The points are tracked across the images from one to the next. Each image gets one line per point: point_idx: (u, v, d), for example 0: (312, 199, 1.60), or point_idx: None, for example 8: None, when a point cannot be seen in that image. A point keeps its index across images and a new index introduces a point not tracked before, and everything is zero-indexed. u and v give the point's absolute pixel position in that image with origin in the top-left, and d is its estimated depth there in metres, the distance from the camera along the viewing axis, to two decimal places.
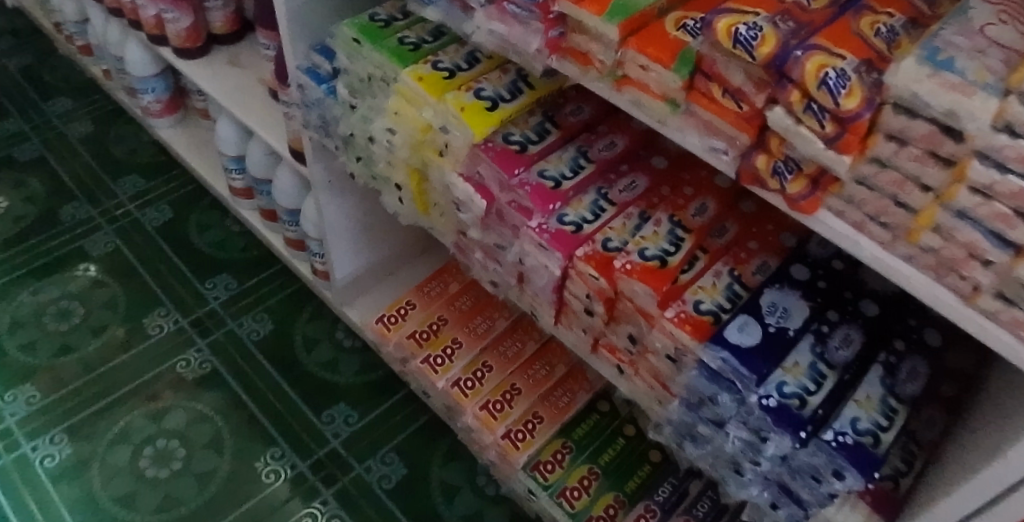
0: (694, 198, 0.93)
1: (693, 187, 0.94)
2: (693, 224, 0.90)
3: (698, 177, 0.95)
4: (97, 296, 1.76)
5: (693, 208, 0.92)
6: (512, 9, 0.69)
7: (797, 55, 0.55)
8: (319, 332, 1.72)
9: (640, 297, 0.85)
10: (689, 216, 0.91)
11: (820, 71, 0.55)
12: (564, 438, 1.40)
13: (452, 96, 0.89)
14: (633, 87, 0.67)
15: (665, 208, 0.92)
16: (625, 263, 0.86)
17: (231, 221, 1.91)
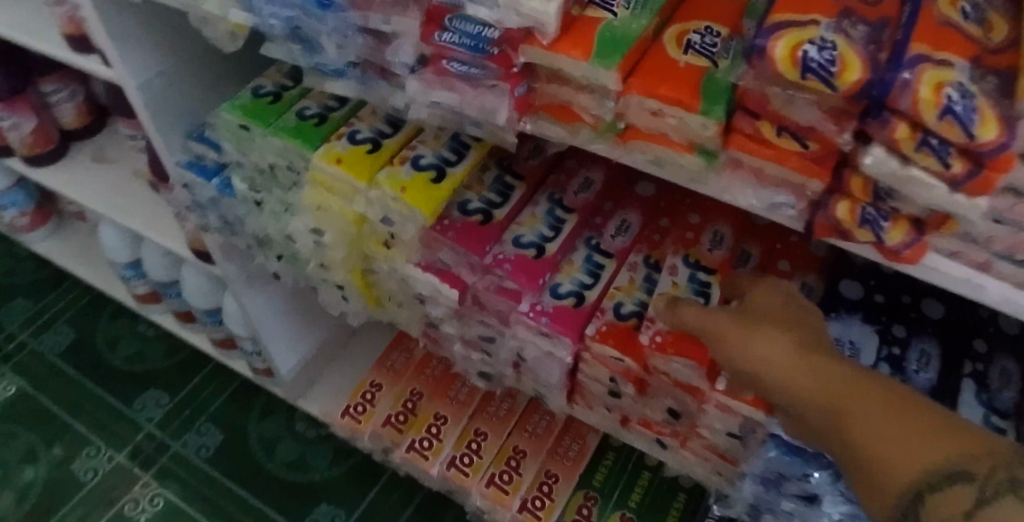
0: (704, 226, 0.75)
1: (699, 214, 0.76)
2: (713, 260, 0.73)
3: (701, 199, 0.77)
4: (9, 451, 1.47)
5: (708, 241, 0.74)
6: (456, 68, 0.49)
7: (905, 78, 0.39)
8: (276, 430, 1.47)
9: (680, 373, 0.67)
10: (705, 250, 0.73)
11: (939, 93, 0.39)
12: (584, 489, 1.23)
13: (385, 175, 0.68)
14: (645, 140, 0.49)
15: (674, 248, 0.74)
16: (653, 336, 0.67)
17: (143, 325, 1.63)
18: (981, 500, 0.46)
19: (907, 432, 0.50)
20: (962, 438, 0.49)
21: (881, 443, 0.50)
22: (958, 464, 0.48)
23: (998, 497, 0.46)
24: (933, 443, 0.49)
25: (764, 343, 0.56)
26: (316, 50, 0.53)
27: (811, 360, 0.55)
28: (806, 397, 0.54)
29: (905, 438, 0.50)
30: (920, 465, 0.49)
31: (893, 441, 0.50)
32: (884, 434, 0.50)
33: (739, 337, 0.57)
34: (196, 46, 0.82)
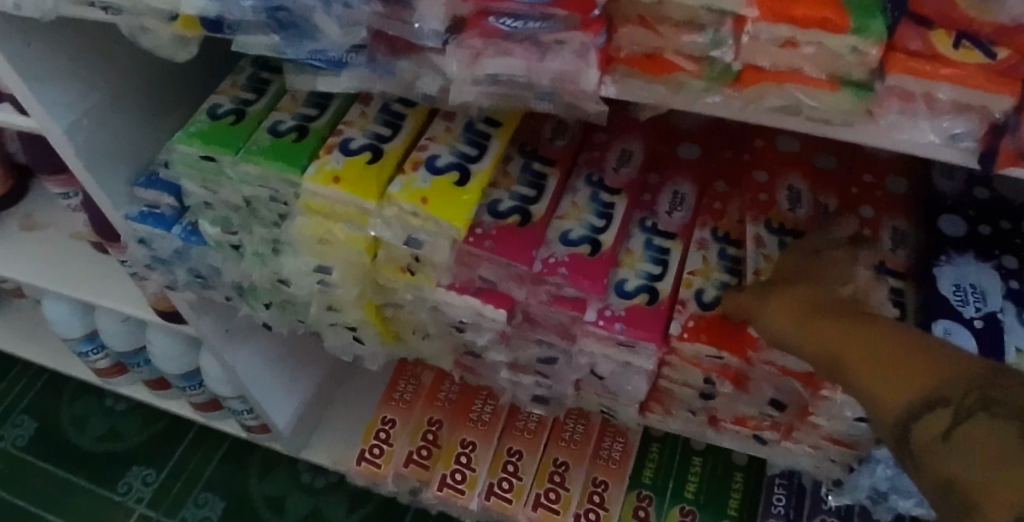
0: (776, 184, 0.64)
1: (764, 170, 0.66)
2: (798, 221, 0.62)
3: (758, 153, 0.67)
4: None
5: (785, 201, 0.63)
6: (507, 25, 0.36)
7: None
8: (281, 486, 1.33)
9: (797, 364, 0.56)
10: (787, 212, 0.62)
11: None
12: (637, 489, 1.08)
13: (398, 187, 0.55)
14: (775, 84, 0.37)
15: (750, 214, 0.62)
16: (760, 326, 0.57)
17: (111, 398, 1.45)
18: (957, 424, 0.41)
19: (881, 363, 0.44)
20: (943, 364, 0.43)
21: (861, 371, 0.45)
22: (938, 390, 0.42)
23: (974, 418, 0.41)
24: (910, 368, 0.43)
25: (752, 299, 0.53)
26: (306, 33, 0.40)
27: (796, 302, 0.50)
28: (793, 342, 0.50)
29: (878, 368, 0.44)
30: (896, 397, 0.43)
31: (866, 370, 0.45)
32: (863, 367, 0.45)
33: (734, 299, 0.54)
34: (127, 71, 0.67)
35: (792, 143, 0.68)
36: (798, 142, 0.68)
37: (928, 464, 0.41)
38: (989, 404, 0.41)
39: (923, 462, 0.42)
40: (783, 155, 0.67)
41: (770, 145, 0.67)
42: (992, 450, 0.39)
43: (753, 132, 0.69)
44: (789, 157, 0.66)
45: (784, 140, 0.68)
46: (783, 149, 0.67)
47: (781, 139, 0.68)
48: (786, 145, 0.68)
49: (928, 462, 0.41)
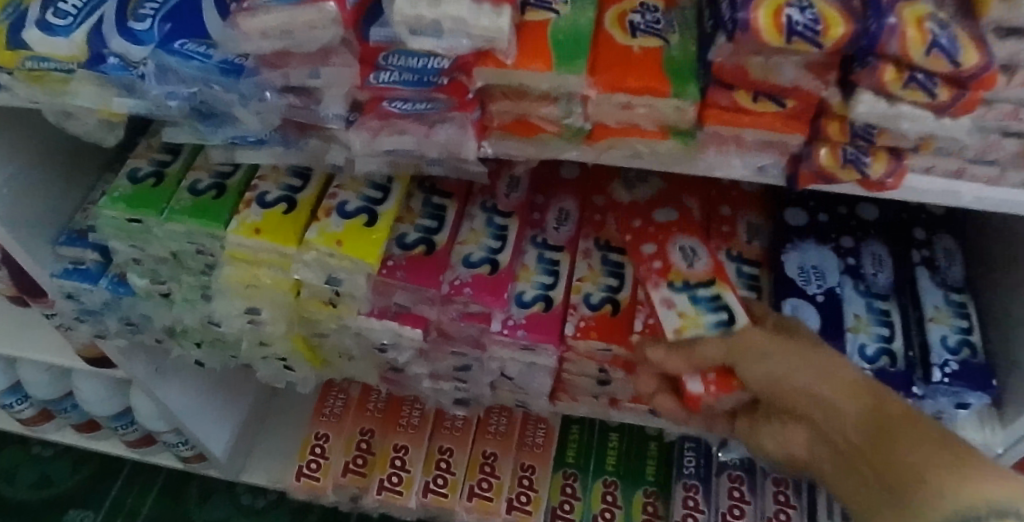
0: (666, 249, 0.67)
1: (653, 240, 0.68)
2: (698, 275, 0.65)
3: (637, 227, 0.70)
4: None
5: (679, 261, 0.66)
6: (398, 108, 0.44)
7: (891, 23, 0.39)
8: (223, 511, 1.36)
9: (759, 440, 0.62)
10: (686, 269, 0.65)
11: (924, 30, 0.39)
12: (562, 469, 1.19)
13: (314, 233, 0.61)
14: (619, 138, 0.46)
15: (652, 280, 0.65)
16: (702, 378, 0.60)
17: (37, 446, 1.44)
18: None
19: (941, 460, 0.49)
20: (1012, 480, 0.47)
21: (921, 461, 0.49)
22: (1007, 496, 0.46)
23: None
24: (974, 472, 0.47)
25: (813, 356, 0.58)
26: (226, 121, 0.47)
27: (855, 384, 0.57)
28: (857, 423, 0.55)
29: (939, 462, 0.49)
30: (966, 489, 0.46)
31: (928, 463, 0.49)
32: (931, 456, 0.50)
33: (774, 345, 0.59)
34: (41, 141, 0.71)
35: (668, 210, 0.70)
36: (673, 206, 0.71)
37: None
38: None
39: None
40: (665, 223, 0.69)
41: (650, 216, 0.70)
42: None
43: (629, 208, 0.72)
44: (671, 223, 0.69)
45: (659, 207, 0.71)
46: (661, 216, 0.70)
47: (655, 209, 0.71)
48: (663, 211, 0.70)
49: None
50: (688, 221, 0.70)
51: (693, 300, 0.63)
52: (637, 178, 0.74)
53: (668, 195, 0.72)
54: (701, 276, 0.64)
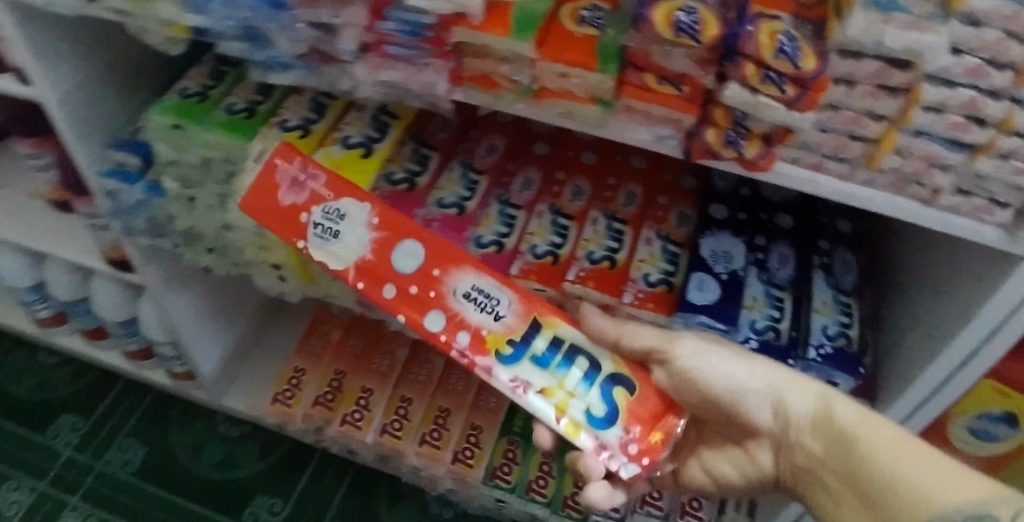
0: (454, 306, 0.69)
1: (436, 307, 0.69)
2: (507, 327, 0.67)
3: (406, 297, 0.69)
4: None
5: (477, 315, 0.68)
6: (395, 52, 0.60)
7: (747, 30, 0.56)
8: (200, 435, 1.49)
9: (717, 464, 0.75)
10: (499, 325, 0.67)
11: (773, 40, 0.55)
12: (508, 435, 1.28)
13: (321, 156, 0.76)
14: (557, 98, 0.63)
15: (481, 365, 0.67)
16: (629, 457, 0.65)
17: (44, 354, 1.59)
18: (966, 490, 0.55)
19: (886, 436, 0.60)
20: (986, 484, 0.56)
21: (872, 441, 0.60)
22: (982, 504, 0.54)
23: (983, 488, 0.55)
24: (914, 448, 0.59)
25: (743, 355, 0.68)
26: (267, 44, 0.62)
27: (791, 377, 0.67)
28: (816, 439, 0.65)
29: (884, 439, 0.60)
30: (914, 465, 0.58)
31: (875, 445, 0.60)
32: (902, 467, 0.58)
33: (699, 348, 0.68)
34: (115, 63, 0.87)
35: (414, 246, 0.70)
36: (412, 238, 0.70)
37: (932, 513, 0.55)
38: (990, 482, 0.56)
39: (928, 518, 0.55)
40: (424, 269, 0.69)
41: (403, 275, 0.69)
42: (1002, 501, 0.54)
43: (379, 263, 0.70)
44: (433, 270, 0.69)
45: (402, 253, 0.70)
46: (414, 268, 0.70)
47: (399, 253, 0.70)
48: (409, 249, 0.70)
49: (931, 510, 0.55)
50: (435, 242, 0.70)
51: (541, 368, 0.66)
52: (337, 210, 0.71)
53: (393, 225, 0.70)
54: (512, 331, 0.67)
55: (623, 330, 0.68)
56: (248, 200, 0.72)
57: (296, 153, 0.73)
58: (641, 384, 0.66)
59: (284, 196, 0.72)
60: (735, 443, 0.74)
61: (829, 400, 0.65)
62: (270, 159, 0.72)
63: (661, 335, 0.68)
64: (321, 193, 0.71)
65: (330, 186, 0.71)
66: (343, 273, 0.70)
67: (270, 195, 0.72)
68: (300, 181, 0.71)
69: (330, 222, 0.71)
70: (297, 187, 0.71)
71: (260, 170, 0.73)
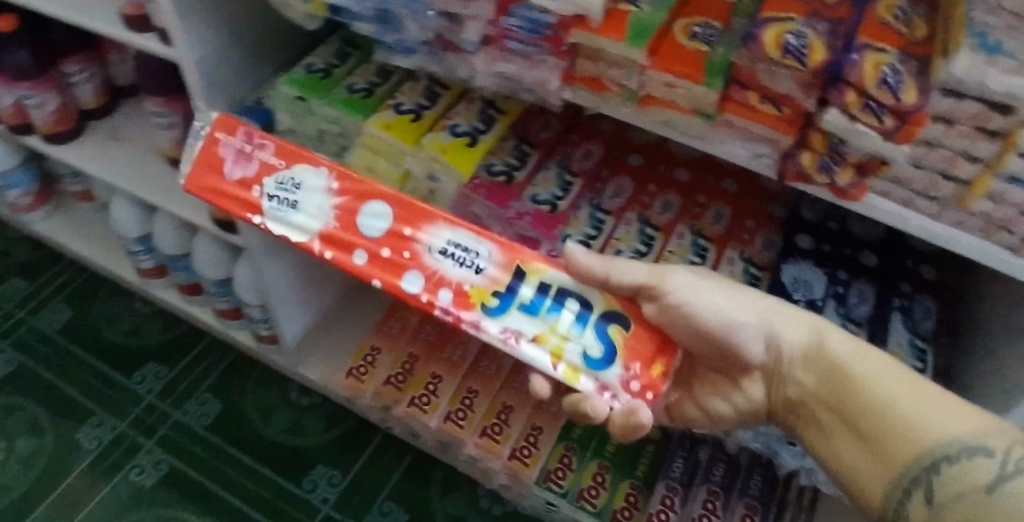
0: (426, 263, 0.72)
1: (413, 267, 0.72)
2: (493, 281, 0.70)
3: (380, 260, 0.73)
4: (13, 425, 1.47)
5: (456, 269, 0.71)
6: (515, 46, 0.64)
7: (854, 59, 0.57)
8: (272, 400, 1.52)
9: (709, 398, 0.80)
10: (479, 279, 0.70)
11: (878, 70, 0.57)
12: (565, 442, 1.28)
13: (429, 140, 0.81)
14: (660, 106, 0.66)
15: (469, 320, 0.70)
16: (631, 393, 0.68)
17: (140, 302, 1.66)
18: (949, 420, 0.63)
19: (880, 371, 0.66)
20: (980, 413, 0.63)
21: (866, 375, 0.67)
22: (976, 438, 0.61)
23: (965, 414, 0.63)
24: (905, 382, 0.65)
25: (739, 291, 0.71)
26: (397, 28, 0.67)
27: (788, 314, 0.72)
28: (811, 372, 0.71)
29: (878, 374, 0.66)
30: (904, 397, 0.64)
31: (869, 379, 0.66)
32: (904, 398, 0.64)
33: (690, 282, 0.69)
34: (248, 37, 0.95)
35: (378, 206, 0.73)
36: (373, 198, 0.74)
37: (915, 440, 0.63)
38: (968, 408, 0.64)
39: (914, 444, 0.63)
40: (392, 230, 0.73)
41: (371, 238, 0.73)
42: (980, 427, 0.62)
43: (343, 228, 0.74)
44: (403, 229, 0.73)
45: (366, 216, 0.74)
46: (382, 230, 0.73)
47: (363, 216, 0.74)
48: (373, 209, 0.74)
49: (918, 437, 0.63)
50: (398, 198, 0.73)
51: (531, 315, 0.69)
52: (291, 179, 0.77)
53: (349, 187, 0.75)
54: (495, 283, 0.70)
55: (611, 267, 0.67)
56: (196, 178, 0.79)
57: (241, 128, 0.79)
58: (635, 320, 0.69)
59: (232, 170, 0.78)
60: (727, 378, 0.79)
61: (824, 334, 0.71)
62: (213, 135, 0.80)
63: (652, 270, 0.69)
64: (271, 163, 0.77)
65: (279, 155, 0.77)
66: (309, 242, 0.75)
67: (218, 172, 0.79)
68: (248, 153, 0.78)
69: (286, 191, 0.76)
70: (244, 160, 0.78)
71: (204, 147, 0.80)
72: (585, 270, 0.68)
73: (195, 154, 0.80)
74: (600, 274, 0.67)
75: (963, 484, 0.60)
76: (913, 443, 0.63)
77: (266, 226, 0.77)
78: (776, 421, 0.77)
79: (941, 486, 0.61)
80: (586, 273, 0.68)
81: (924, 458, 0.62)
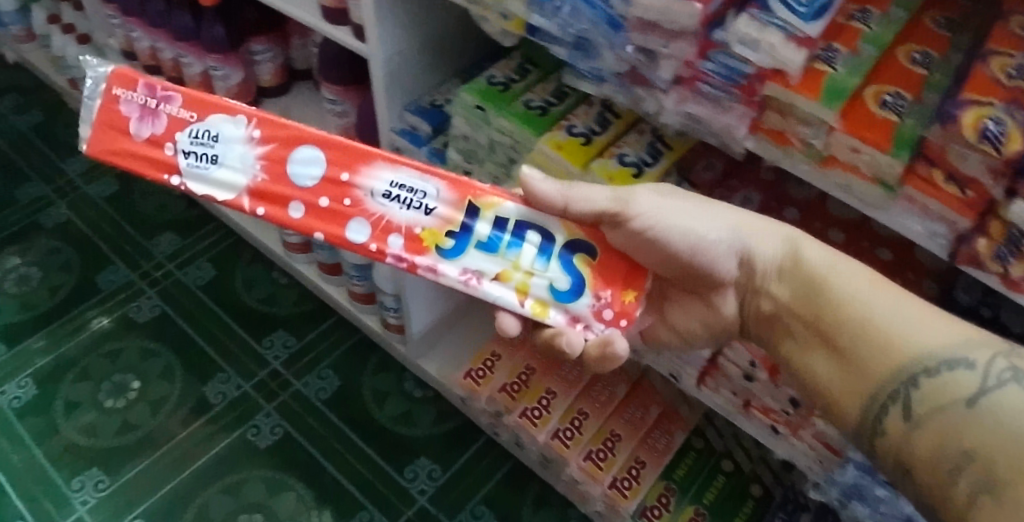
0: (368, 208, 0.70)
1: (357, 216, 0.70)
2: (441, 229, 0.70)
3: (320, 211, 0.71)
4: (151, 368, 1.60)
5: (404, 213, 0.70)
6: (707, 90, 0.67)
7: None
8: (387, 385, 1.59)
9: (683, 316, 0.87)
10: (428, 223, 0.70)
11: None
12: (665, 480, 1.30)
13: (597, 165, 0.84)
14: (841, 169, 0.67)
15: (423, 267, 0.70)
16: (604, 321, 0.71)
17: (279, 272, 1.77)
18: (924, 329, 0.68)
19: (858, 283, 0.71)
20: (957, 322, 0.68)
21: (847, 287, 0.72)
22: (955, 348, 0.66)
23: (940, 321, 0.68)
24: (884, 292, 0.70)
25: (717, 208, 0.77)
26: (590, 55, 0.71)
27: (766, 229, 0.78)
28: (788, 285, 0.77)
29: (856, 286, 0.71)
30: (884, 308, 0.69)
31: (848, 292, 0.71)
32: (881, 313, 0.69)
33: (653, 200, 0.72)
34: (434, 44, 1.02)
35: (309, 151, 0.70)
36: (301, 143, 0.71)
37: (893, 350, 0.68)
38: (942, 316, 0.69)
39: (893, 352, 0.68)
40: (328, 176, 0.70)
41: (308, 188, 0.70)
42: (956, 333, 0.67)
43: (274, 180, 0.71)
44: (340, 175, 0.70)
45: (298, 164, 0.70)
46: (315, 178, 0.70)
47: (293, 163, 0.71)
48: (305, 156, 0.71)
49: (896, 346, 0.68)
50: (324, 139, 0.70)
51: (491, 254, 0.70)
52: (206, 131, 0.71)
53: (273, 133, 0.71)
54: (448, 222, 0.70)
55: (570, 195, 0.68)
56: (96, 145, 0.72)
57: (133, 78, 0.72)
58: (600, 245, 0.71)
59: (138, 130, 0.72)
60: (701, 296, 0.85)
61: (799, 246, 0.76)
62: (109, 91, 0.72)
63: (613, 196, 0.70)
64: (180, 116, 0.71)
65: (188, 106, 0.71)
66: (242, 202, 0.71)
67: (122, 132, 0.72)
68: (153, 109, 0.71)
69: (206, 145, 0.71)
70: (150, 117, 0.71)
71: (100, 105, 0.72)
72: (544, 198, 0.69)
73: (90, 115, 0.72)
74: (559, 202, 0.68)
75: (943, 398, 0.65)
76: (892, 353, 0.68)
77: (186, 186, 0.72)
78: (752, 330, 0.84)
79: (923, 395, 0.66)
80: (542, 202, 0.69)
81: (901, 373, 0.67)
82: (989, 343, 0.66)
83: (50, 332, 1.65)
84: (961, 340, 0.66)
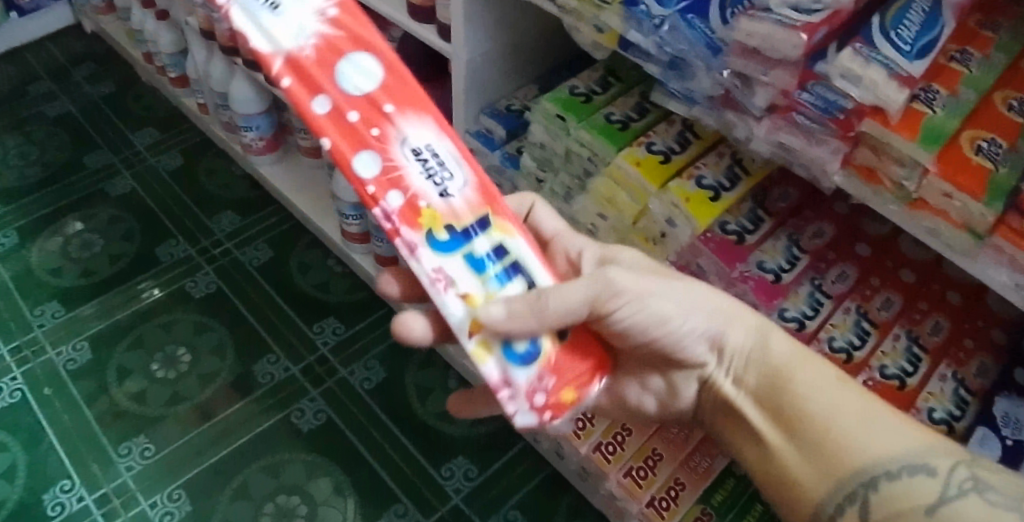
0: (390, 144, 0.65)
1: (374, 149, 0.65)
2: (449, 209, 0.65)
3: (344, 122, 0.65)
4: (203, 343, 1.64)
5: (420, 179, 0.65)
6: (801, 120, 0.67)
7: None
8: (431, 381, 1.61)
9: (637, 393, 0.84)
10: (438, 199, 0.65)
11: None
12: (703, 504, 1.27)
13: (675, 185, 0.84)
14: (930, 213, 0.66)
15: (402, 234, 0.63)
16: (531, 407, 0.63)
17: (333, 260, 1.80)
18: (886, 434, 0.68)
19: (824, 381, 0.71)
20: (919, 431, 0.68)
21: (813, 384, 0.71)
22: (918, 456, 0.66)
23: (903, 428, 0.68)
24: (850, 393, 0.70)
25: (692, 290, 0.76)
26: (682, 75, 0.73)
27: (737, 318, 0.77)
28: (754, 374, 0.75)
29: (823, 382, 0.71)
30: (849, 408, 0.69)
31: (816, 388, 0.71)
32: (845, 413, 0.69)
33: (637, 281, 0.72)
34: (517, 50, 1.03)
35: (369, 62, 0.66)
36: (366, 51, 0.67)
37: (854, 451, 0.68)
38: (904, 421, 0.69)
39: (853, 454, 0.68)
40: (374, 97, 0.66)
41: (349, 95, 0.65)
42: (919, 442, 0.67)
43: (321, 61, 0.66)
44: (386, 103, 0.66)
45: (353, 64, 0.66)
46: (359, 90, 0.66)
47: (347, 59, 0.66)
48: (364, 63, 0.66)
49: (858, 447, 0.68)
50: (391, 55, 0.67)
51: (474, 272, 0.64)
52: None
53: (347, 23, 0.67)
54: (454, 216, 0.65)
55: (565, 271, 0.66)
56: None
57: None
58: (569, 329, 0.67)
59: None
60: (661, 374, 0.83)
61: (768, 337, 0.76)
62: None
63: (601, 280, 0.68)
64: None
65: None
66: (272, 59, 0.66)
67: None
68: None
69: None
70: None
71: None
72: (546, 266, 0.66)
73: None
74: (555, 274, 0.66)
75: (902, 503, 0.64)
76: (854, 453, 0.67)
77: (228, 9, 0.67)
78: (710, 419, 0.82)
79: (880, 498, 0.65)
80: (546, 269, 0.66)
81: (862, 473, 0.67)
82: (951, 453, 0.66)
83: (109, 299, 1.70)
84: (924, 448, 0.67)
